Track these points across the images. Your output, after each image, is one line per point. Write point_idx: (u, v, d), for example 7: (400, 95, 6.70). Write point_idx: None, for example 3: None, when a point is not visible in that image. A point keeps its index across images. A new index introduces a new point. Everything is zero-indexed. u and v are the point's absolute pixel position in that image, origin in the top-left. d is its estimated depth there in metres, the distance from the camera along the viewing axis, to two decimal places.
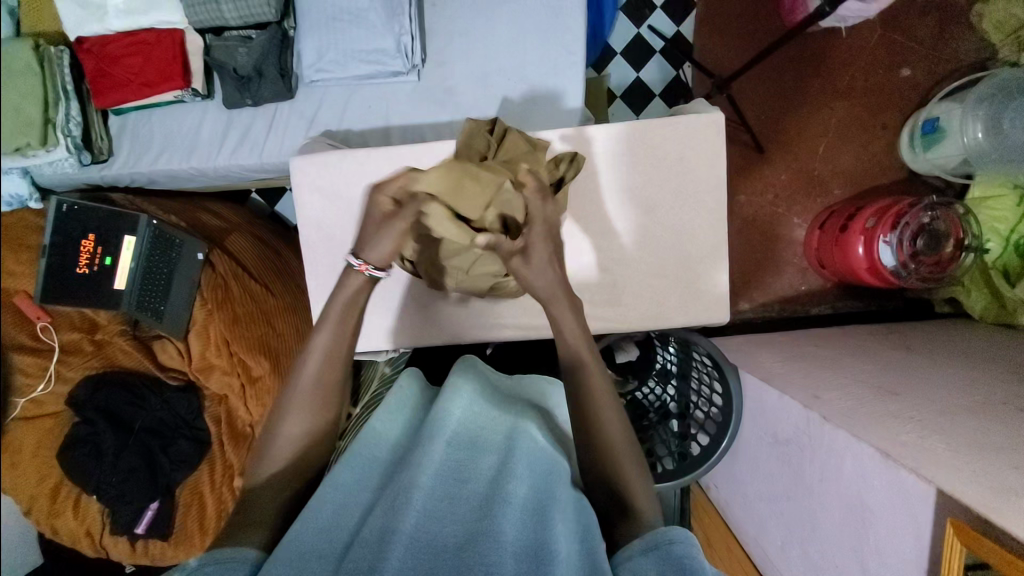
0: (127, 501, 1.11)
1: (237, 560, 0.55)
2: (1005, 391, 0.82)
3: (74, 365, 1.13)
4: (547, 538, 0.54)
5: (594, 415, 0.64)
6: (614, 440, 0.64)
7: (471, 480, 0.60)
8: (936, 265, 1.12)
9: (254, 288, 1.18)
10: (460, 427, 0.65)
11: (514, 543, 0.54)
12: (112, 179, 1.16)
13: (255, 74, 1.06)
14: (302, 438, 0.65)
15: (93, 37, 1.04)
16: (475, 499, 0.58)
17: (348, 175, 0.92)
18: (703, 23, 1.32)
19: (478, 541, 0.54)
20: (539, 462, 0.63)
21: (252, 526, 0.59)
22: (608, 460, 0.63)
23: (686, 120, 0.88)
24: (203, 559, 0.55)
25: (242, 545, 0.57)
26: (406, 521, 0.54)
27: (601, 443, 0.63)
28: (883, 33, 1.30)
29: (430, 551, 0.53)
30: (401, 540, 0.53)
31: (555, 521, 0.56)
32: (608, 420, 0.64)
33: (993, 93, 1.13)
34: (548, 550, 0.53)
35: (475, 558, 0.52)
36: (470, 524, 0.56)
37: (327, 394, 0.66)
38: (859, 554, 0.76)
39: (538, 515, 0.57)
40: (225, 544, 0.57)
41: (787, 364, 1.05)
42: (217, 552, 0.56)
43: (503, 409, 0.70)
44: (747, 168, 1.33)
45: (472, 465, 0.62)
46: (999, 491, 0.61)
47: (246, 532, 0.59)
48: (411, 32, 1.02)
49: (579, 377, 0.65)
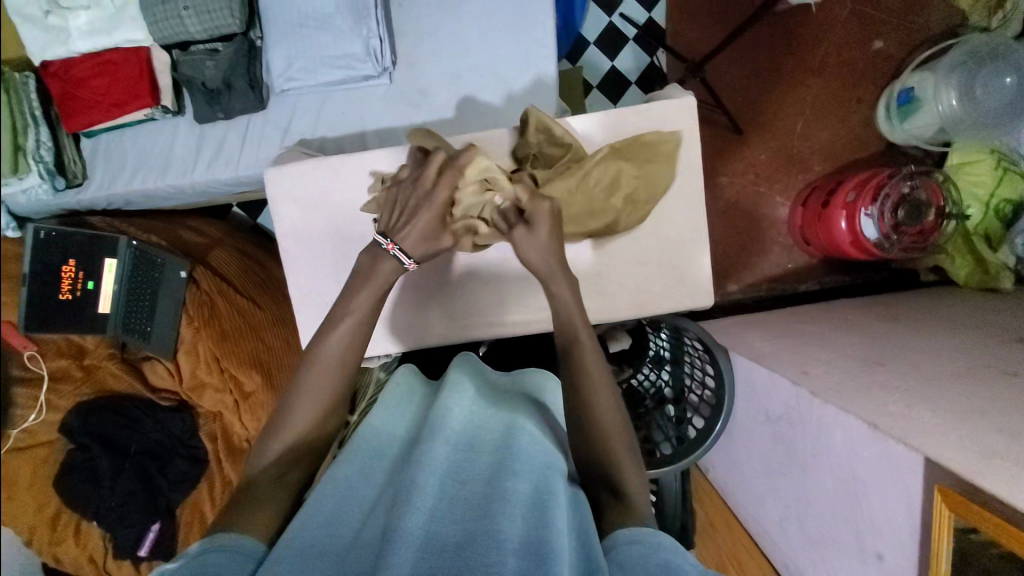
0: (127, 524, 1.10)
1: (242, 547, 0.55)
2: (990, 356, 0.83)
3: (64, 393, 1.12)
4: (549, 535, 0.54)
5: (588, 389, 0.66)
6: (610, 424, 0.65)
7: (469, 479, 0.60)
8: (919, 235, 1.12)
9: (241, 303, 1.17)
10: (459, 428, 0.65)
11: (517, 540, 0.53)
12: (90, 203, 1.14)
13: (225, 87, 1.05)
14: (306, 427, 0.68)
15: (57, 61, 1.03)
16: (476, 497, 0.57)
17: (324, 183, 0.91)
18: (674, 8, 1.32)
19: (479, 539, 0.52)
20: (539, 456, 0.64)
21: (253, 518, 0.59)
22: (602, 443, 0.64)
23: (659, 106, 0.88)
24: (206, 545, 0.55)
25: (244, 533, 0.57)
26: (411, 520, 0.53)
27: (599, 426, 0.65)
28: (853, 6, 1.30)
29: (436, 551, 0.51)
30: (406, 538, 0.51)
31: (554, 518, 0.56)
32: (607, 404, 0.66)
33: (965, 60, 1.15)
34: (549, 547, 0.52)
35: (481, 557, 0.51)
36: (470, 522, 0.54)
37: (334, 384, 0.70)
38: (854, 526, 0.76)
39: (537, 510, 0.57)
40: (228, 527, 0.57)
41: (776, 343, 1.06)
42: (217, 537, 0.56)
43: (502, 407, 0.70)
44: (727, 150, 1.33)
45: (471, 465, 0.61)
46: (985, 455, 0.62)
47: (244, 517, 0.59)
48: (379, 35, 1.01)
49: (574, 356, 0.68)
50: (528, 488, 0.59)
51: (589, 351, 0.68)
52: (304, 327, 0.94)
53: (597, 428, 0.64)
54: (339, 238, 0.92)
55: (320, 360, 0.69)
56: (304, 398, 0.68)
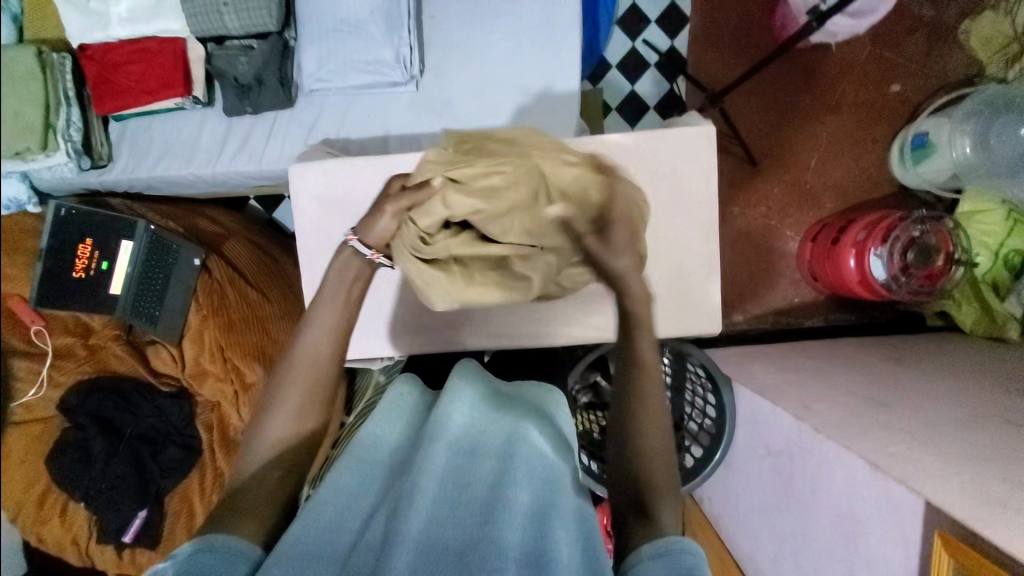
0: (116, 509, 1.09)
1: (231, 551, 0.55)
2: (993, 404, 0.83)
3: (67, 370, 1.13)
4: (548, 546, 0.54)
5: (639, 391, 0.64)
6: (655, 446, 0.62)
7: (471, 485, 0.60)
8: (926, 279, 1.13)
9: (251, 295, 1.18)
10: (462, 432, 0.65)
11: (517, 548, 0.54)
12: (111, 184, 1.16)
13: (255, 82, 1.08)
14: (301, 419, 0.67)
15: (94, 45, 1.05)
16: (478, 504, 0.58)
17: (345, 182, 0.93)
18: (697, 39, 1.35)
19: (479, 546, 0.54)
20: (541, 464, 0.63)
21: (246, 516, 0.59)
22: (643, 465, 0.61)
23: (678, 132, 0.89)
24: (198, 546, 0.55)
25: (237, 535, 0.57)
26: (410, 524, 0.54)
27: (642, 446, 0.62)
28: (873, 51, 1.33)
29: (432, 556, 0.53)
30: (406, 544, 0.53)
31: (555, 529, 0.56)
32: (651, 426, 0.63)
33: (981, 109, 1.16)
34: (548, 557, 0.53)
35: (477, 562, 0.52)
36: (471, 529, 0.55)
37: (317, 375, 0.68)
38: (849, 566, 0.75)
39: (538, 521, 0.57)
40: (220, 529, 0.57)
41: (779, 375, 1.06)
42: (210, 536, 0.56)
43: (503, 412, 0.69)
44: (740, 181, 1.35)
45: (472, 469, 0.62)
46: (986, 503, 0.62)
47: (240, 520, 0.58)
48: (410, 44, 1.03)
49: (628, 374, 0.65)
50: (530, 500, 0.59)
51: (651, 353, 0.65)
52: None
53: (641, 429, 0.62)
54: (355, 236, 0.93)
55: (308, 351, 0.68)
56: (293, 390, 0.67)
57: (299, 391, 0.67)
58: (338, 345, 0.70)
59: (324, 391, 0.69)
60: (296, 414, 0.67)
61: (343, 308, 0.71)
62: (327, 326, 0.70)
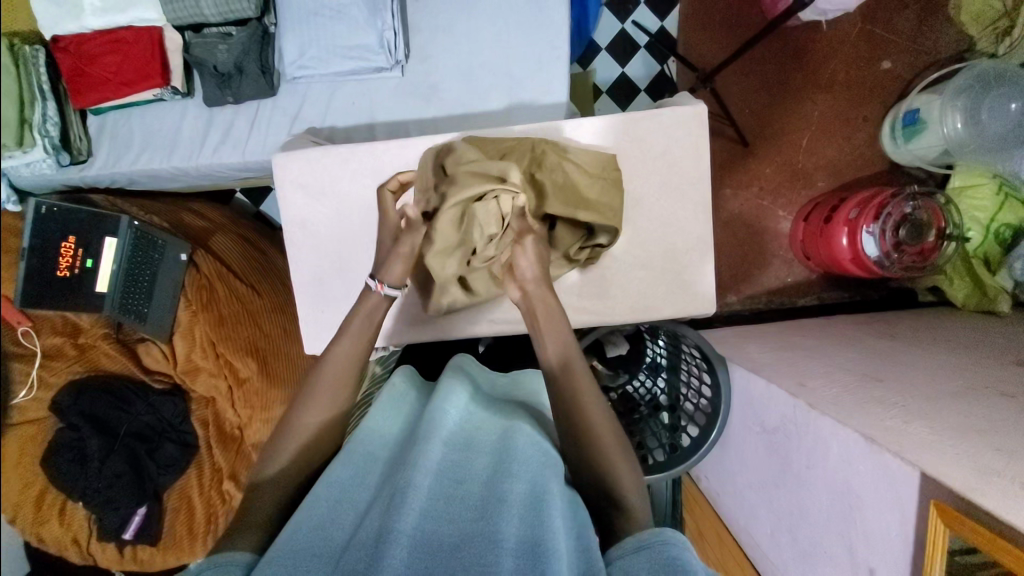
0: (114, 507, 1.08)
1: (228, 562, 0.55)
2: (986, 376, 0.84)
3: (57, 369, 1.10)
4: (547, 533, 0.53)
5: (578, 406, 0.66)
6: (610, 453, 0.65)
7: (466, 482, 0.60)
8: (918, 254, 1.13)
9: (240, 289, 1.16)
10: (457, 429, 0.67)
11: (514, 542, 0.53)
12: (93, 180, 1.14)
13: (236, 71, 1.05)
14: (311, 429, 0.69)
15: (69, 37, 1.03)
16: (474, 500, 0.58)
17: (332, 171, 0.91)
18: (686, 18, 1.33)
19: (477, 540, 0.53)
20: (536, 458, 0.63)
21: (247, 534, 0.59)
22: (599, 464, 0.65)
23: (668, 112, 0.88)
24: (203, 564, 0.55)
25: (237, 550, 0.57)
26: (405, 520, 0.52)
27: (596, 446, 0.65)
28: (862, 26, 1.32)
29: (429, 549, 0.52)
30: (400, 539, 0.51)
31: (551, 517, 0.55)
32: (599, 427, 0.65)
33: (972, 83, 1.15)
34: (545, 547, 0.52)
35: (477, 555, 0.52)
36: (469, 525, 0.55)
37: (341, 390, 0.71)
38: (847, 540, 0.76)
39: (535, 512, 0.56)
40: (223, 548, 0.58)
41: (773, 355, 1.06)
42: (215, 557, 0.56)
43: (500, 415, 0.71)
44: (732, 161, 1.34)
45: (468, 467, 0.62)
46: (982, 472, 0.62)
47: (241, 536, 0.59)
48: (393, 27, 1.01)
49: (571, 372, 0.68)
50: (527, 489, 0.58)
51: (582, 370, 0.68)
52: (304, 315, 0.94)
53: (595, 446, 0.65)
54: (342, 227, 0.92)
55: (329, 373, 0.70)
56: (311, 400, 0.70)
57: (319, 405, 0.69)
58: (361, 364, 0.73)
59: (342, 404, 0.71)
60: (309, 428, 0.69)
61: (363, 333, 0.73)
62: (347, 345, 0.72)
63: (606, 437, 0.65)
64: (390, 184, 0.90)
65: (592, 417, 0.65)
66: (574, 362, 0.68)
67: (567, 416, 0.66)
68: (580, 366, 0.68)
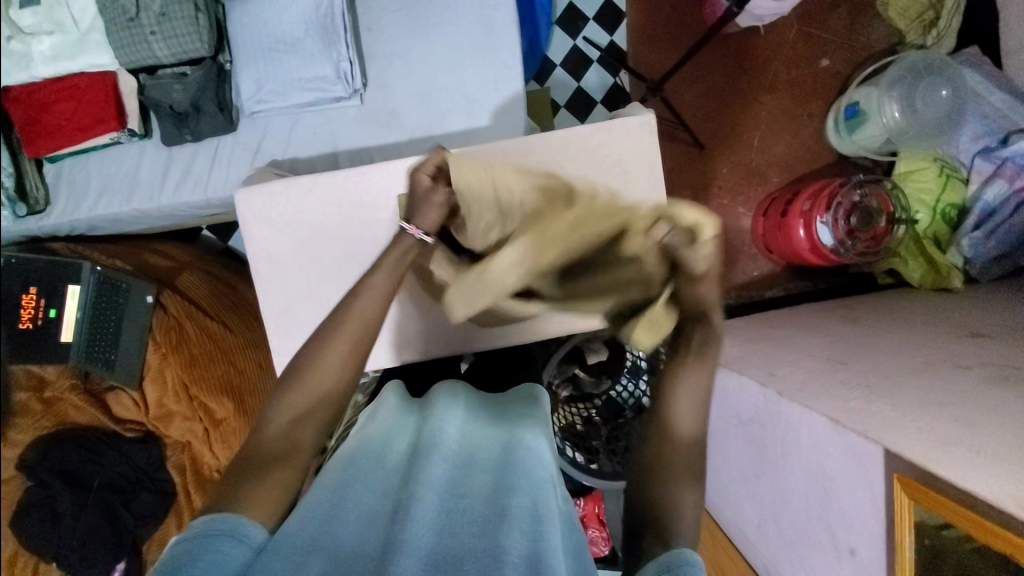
0: (90, 565, 1.04)
1: (234, 531, 0.54)
2: (943, 351, 0.87)
3: (23, 427, 1.06)
4: (547, 549, 0.53)
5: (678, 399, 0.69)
6: (680, 458, 0.67)
7: (467, 496, 0.58)
8: (872, 240, 1.18)
9: (212, 329, 1.14)
10: (459, 441, 0.65)
11: (517, 554, 0.52)
12: (52, 230, 1.12)
13: (192, 109, 1.05)
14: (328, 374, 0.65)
15: (19, 86, 1.02)
16: (476, 513, 0.57)
17: (294, 201, 0.91)
18: (633, 31, 1.38)
19: (481, 553, 0.52)
20: (538, 472, 0.62)
21: (255, 496, 0.57)
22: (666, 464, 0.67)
23: (621, 123, 0.91)
24: (210, 527, 0.53)
25: (242, 513, 0.55)
26: (415, 531, 0.52)
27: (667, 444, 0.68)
28: (800, 28, 1.39)
29: (434, 561, 0.51)
30: (412, 552, 0.51)
31: (551, 532, 0.55)
32: (684, 421, 0.68)
33: (904, 75, 1.23)
34: (546, 564, 0.51)
35: (478, 567, 0.51)
36: (471, 537, 0.54)
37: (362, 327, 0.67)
38: (825, 522, 0.78)
39: (535, 526, 0.55)
40: (225, 508, 0.56)
41: (744, 348, 1.08)
42: (216, 519, 0.54)
43: (500, 430, 0.69)
44: (690, 164, 1.38)
45: (471, 482, 0.60)
46: (941, 443, 0.64)
47: (259, 484, 0.58)
48: (349, 58, 1.03)
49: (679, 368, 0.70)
50: (530, 504, 0.58)
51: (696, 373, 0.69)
52: (277, 348, 0.93)
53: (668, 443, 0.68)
54: (309, 257, 0.92)
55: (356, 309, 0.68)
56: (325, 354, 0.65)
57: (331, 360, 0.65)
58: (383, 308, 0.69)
59: (359, 352, 0.67)
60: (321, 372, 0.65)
61: (384, 297, 0.70)
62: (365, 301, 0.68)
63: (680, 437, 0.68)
64: (355, 209, 0.91)
65: (682, 421, 0.68)
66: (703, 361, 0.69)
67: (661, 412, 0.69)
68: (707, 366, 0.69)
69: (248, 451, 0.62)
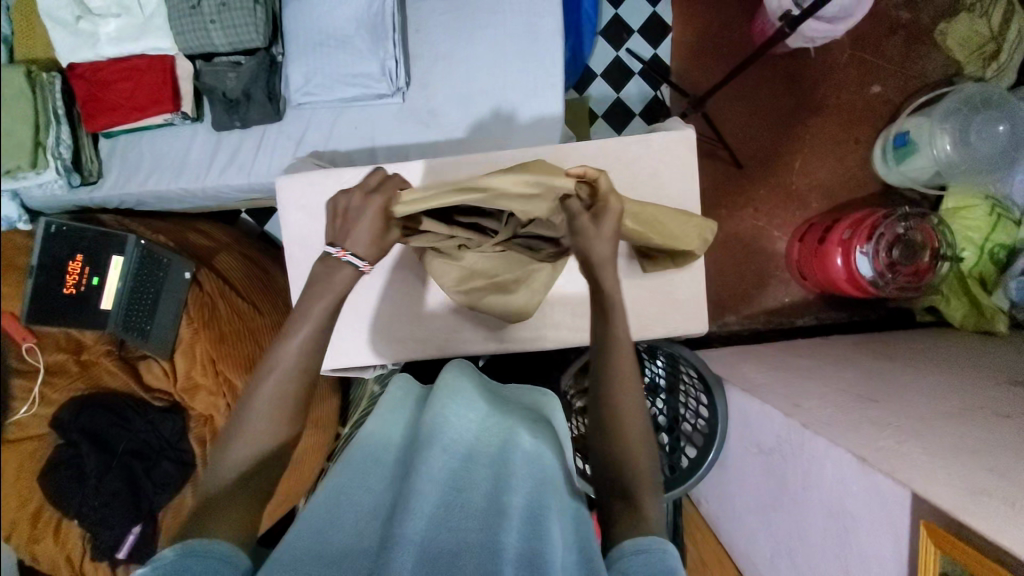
0: (109, 526, 1.07)
1: (212, 555, 0.53)
2: (980, 396, 0.83)
3: (58, 387, 1.11)
4: (546, 547, 0.54)
5: (613, 391, 0.62)
6: (633, 448, 0.62)
7: (468, 491, 0.59)
8: (914, 274, 1.14)
9: (244, 307, 1.19)
10: (460, 438, 0.65)
11: (514, 551, 0.53)
12: (102, 201, 1.18)
13: (243, 97, 1.09)
14: (267, 425, 0.61)
15: (84, 63, 1.07)
16: (475, 507, 0.57)
17: (331, 192, 0.93)
18: (679, 47, 1.37)
19: (478, 549, 0.53)
20: (536, 470, 0.63)
21: (228, 523, 0.56)
22: (623, 457, 0.61)
23: (659, 138, 0.91)
24: (181, 551, 0.53)
25: (218, 539, 0.55)
26: (409, 527, 0.53)
27: (620, 437, 0.62)
28: (852, 53, 1.35)
29: (431, 557, 0.52)
30: (405, 547, 0.51)
31: (550, 529, 0.56)
32: (627, 411, 0.62)
33: (961, 106, 1.16)
34: (544, 561, 0.53)
35: (477, 563, 0.52)
36: (470, 532, 0.55)
37: (296, 376, 0.63)
38: (842, 562, 0.75)
39: (533, 525, 0.56)
40: (200, 535, 0.55)
41: (768, 375, 1.06)
42: (191, 543, 0.53)
43: (505, 424, 0.68)
44: (727, 184, 1.36)
45: (469, 477, 0.61)
46: (973, 492, 0.61)
47: (221, 522, 0.56)
48: (395, 57, 1.05)
49: (609, 358, 0.63)
50: (527, 504, 0.59)
51: (626, 368, 0.63)
52: None
53: (619, 440, 0.62)
54: None
55: (285, 357, 0.63)
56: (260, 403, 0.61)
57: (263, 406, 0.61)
58: (321, 351, 0.65)
59: (298, 402, 0.63)
60: (265, 420, 0.61)
61: (321, 324, 0.65)
62: (300, 340, 0.64)
63: (630, 426, 0.62)
64: None
65: (625, 414, 0.62)
66: (624, 350, 0.64)
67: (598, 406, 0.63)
68: (627, 353, 0.64)
69: (197, 504, 0.58)
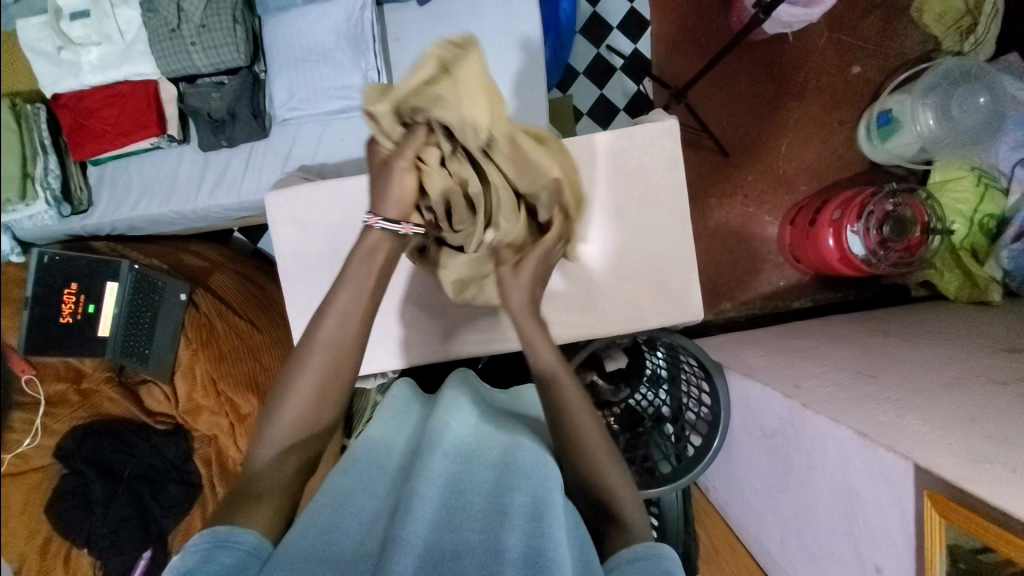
0: (118, 552, 1.07)
1: (234, 541, 0.53)
2: (977, 366, 0.84)
3: (62, 417, 1.10)
4: (548, 544, 0.53)
5: (568, 415, 0.63)
6: (602, 463, 0.62)
7: (468, 493, 0.60)
8: (905, 250, 1.14)
9: (239, 325, 1.19)
10: (459, 441, 0.66)
11: (517, 551, 0.52)
12: (94, 228, 1.17)
13: (229, 116, 1.10)
14: (311, 399, 0.61)
15: (67, 93, 1.08)
16: (477, 509, 0.58)
17: (320, 203, 0.94)
18: (659, 40, 1.39)
19: (479, 549, 0.53)
20: (538, 469, 0.63)
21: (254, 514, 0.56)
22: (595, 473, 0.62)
23: (643, 129, 0.91)
24: (213, 538, 0.53)
25: (245, 527, 0.55)
26: (412, 529, 0.52)
27: (588, 456, 0.62)
28: (830, 35, 1.36)
29: (433, 557, 0.52)
30: (409, 548, 0.51)
31: (553, 528, 0.55)
32: (586, 428, 0.63)
33: (941, 81, 1.18)
34: (547, 557, 0.51)
35: (480, 562, 0.51)
36: (472, 533, 0.55)
37: (341, 347, 0.62)
38: (852, 539, 0.75)
39: (535, 523, 0.56)
40: (225, 520, 0.55)
41: (768, 358, 1.06)
42: (219, 529, 0.54)
43: (502, 432, 0.69)
44: (714, 172, 1.37)
45: (469, 478, 0.62)
46: (974, 460, 0.62)
47: (251, 512, 0.56)
48: (377, 67, 1.06)
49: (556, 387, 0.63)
50: (531, 501, 0.58)
51: (572, 393, 0.64)
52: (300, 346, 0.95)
53: (591, 460, 0.62)
54: (334, 257, 0.94)
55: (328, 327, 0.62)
56: (305, 377, 0.61)
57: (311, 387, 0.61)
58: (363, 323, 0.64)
59: (341, 376, 0.63)
60: (309, 394, 0.61)
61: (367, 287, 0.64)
62: (340, 310, 0.63)
63: (593, 443, 0.62)
64: None
65: (585, 436, 0.63)
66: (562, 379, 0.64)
67: (558, 432, 0.63)
68: (567, 378, 0.64)
69: (239, 484, 0.59)
